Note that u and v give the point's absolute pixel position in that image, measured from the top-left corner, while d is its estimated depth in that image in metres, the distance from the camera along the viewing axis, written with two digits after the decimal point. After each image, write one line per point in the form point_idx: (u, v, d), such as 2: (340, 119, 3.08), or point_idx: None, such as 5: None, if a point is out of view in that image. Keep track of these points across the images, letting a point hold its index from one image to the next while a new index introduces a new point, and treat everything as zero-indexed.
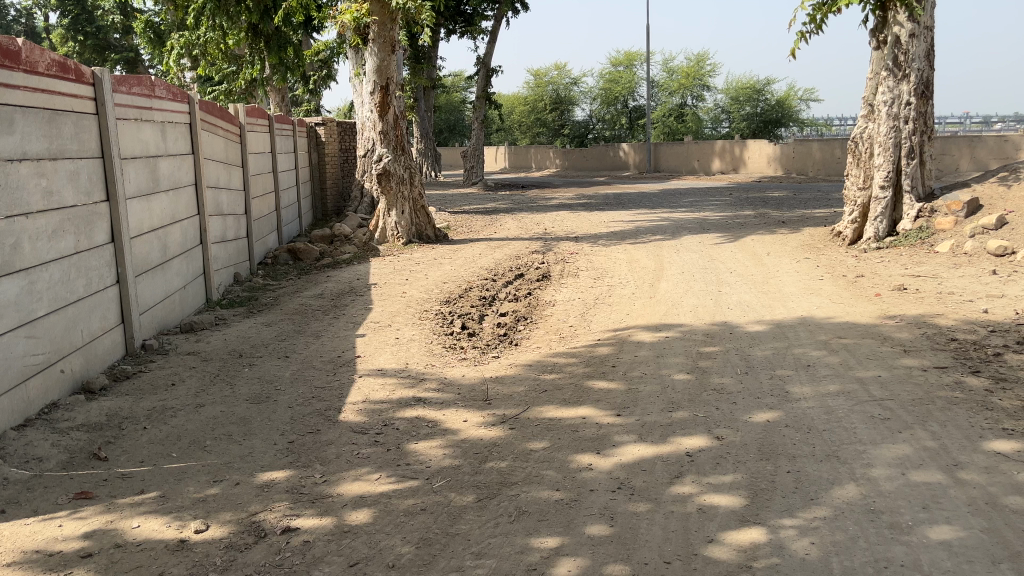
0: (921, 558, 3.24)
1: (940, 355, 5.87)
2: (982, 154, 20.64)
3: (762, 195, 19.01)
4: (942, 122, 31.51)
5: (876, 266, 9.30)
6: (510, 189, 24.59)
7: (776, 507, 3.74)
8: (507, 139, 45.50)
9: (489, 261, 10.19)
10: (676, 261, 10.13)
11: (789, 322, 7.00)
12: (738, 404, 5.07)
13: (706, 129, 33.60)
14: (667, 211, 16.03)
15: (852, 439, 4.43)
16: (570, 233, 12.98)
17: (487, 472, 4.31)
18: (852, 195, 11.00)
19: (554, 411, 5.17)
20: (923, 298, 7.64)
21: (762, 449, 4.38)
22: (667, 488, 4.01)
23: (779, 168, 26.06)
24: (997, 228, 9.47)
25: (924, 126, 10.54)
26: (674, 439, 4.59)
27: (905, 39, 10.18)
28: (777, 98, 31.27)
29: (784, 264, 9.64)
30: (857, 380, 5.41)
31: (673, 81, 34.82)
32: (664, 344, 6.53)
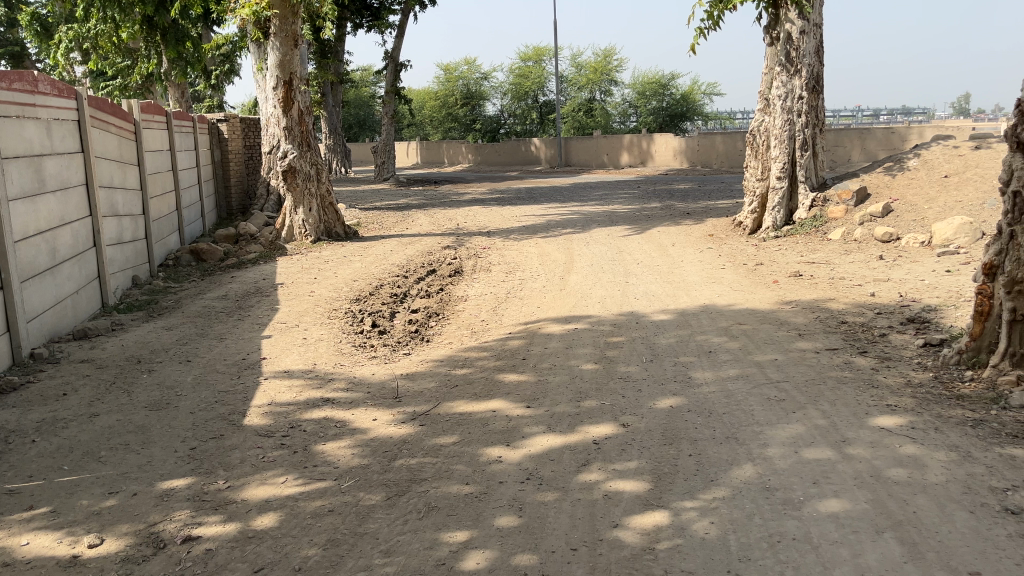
0: (810, 531, 3.41)
1: (831, 337, 6.18)
2: (872, 145, 21.70)
3: (668, 187, 19.45)
4: (836, 115, 32.96)
5: (774, 255, 9.68)
6: (422, 185, 24.42)
7: (677, 490, 3.86)
8: (418, 134, 45.11)
9: (400, 258, 10.11)
10: (585, 253, 10.29)
11: (692, 310, 7.23)
12: (643, 391, 5.20)
13: (615, 123, 34.17)
14: (577, 204, 16.25)
15: (750, 421, 4.61)
16: (482, 228, 13.02)
17: (397, 469, 4.29)
18: (751, 186, 11.41)
19: (463, 406, 5.19)
20: (817, 284, 8.00)
21: (665, 434, 4.51)
22: (574, 477, 4.08)
23: (684, 161, 26.72)
24: (884, 215, 10.03)
25: (816, 119, 10.97)
26: (582, 428, 4.68)
27: (796, 36, 10.58)
28: (682, 93, 32.05)
29: (688, 254, 9.93)
30: (755, 364, 5.62)
31: (582, 76, 35.20)
32: (572, 335, 6.63)
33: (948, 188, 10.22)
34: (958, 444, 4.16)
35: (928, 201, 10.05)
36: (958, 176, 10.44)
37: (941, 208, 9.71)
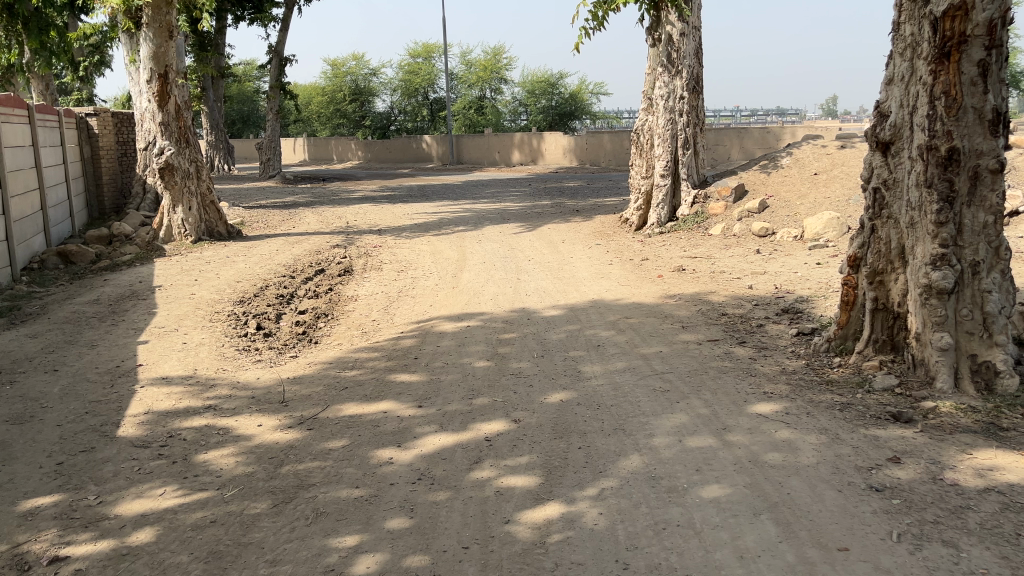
0: (693, 517, 3.52)
1: (712, 329, 6.42)
2: (749, 144, 22.70)
3: (559, 185, 19.71)
4: (716, 114, 34.31)
5: (659, 250, 9.98)
6: (310, 182, 23.87)
7: (567, 482, 3.91)
8: (305, 130, 43.94)
9: (286, 258, 9.81)
10: (477, 251, 10.31)
11: (581, 305, 7.36)
12: (534, 387, 5.25)
13: (505, 121, 34.38)
14: (469, 202, 16.26)
15: (636, 412, 4.73)
16: (372, 226, 12.83)
17: (283, 476, 4.16)
18: (637, 183, 11.77)
19: (352, 408, 5.09)
20: (699, 278, 8.30)
21: (556, 428, 4.57)
22: (466, 475, 4.07)
23: (573, 160, 27.16)
24: (760, 211, 10.52)
25: (697, 119, 11.35)
26: (474, 425, 4.68)
27: (676, 38, 10.90)
28: (570, 92, 32.54)
29: (578, 251, 10.11)
30: (641, 357, 5.78)
31: (471, 74, 35.16)
32: (464, 332, 6.62)
33: (817, 185, 10.82)
34: (827, 427, 4.41)
35: (800, 198, 10.60)
36: (826, 174, 11.06)
37: (812, 203, 10.28)
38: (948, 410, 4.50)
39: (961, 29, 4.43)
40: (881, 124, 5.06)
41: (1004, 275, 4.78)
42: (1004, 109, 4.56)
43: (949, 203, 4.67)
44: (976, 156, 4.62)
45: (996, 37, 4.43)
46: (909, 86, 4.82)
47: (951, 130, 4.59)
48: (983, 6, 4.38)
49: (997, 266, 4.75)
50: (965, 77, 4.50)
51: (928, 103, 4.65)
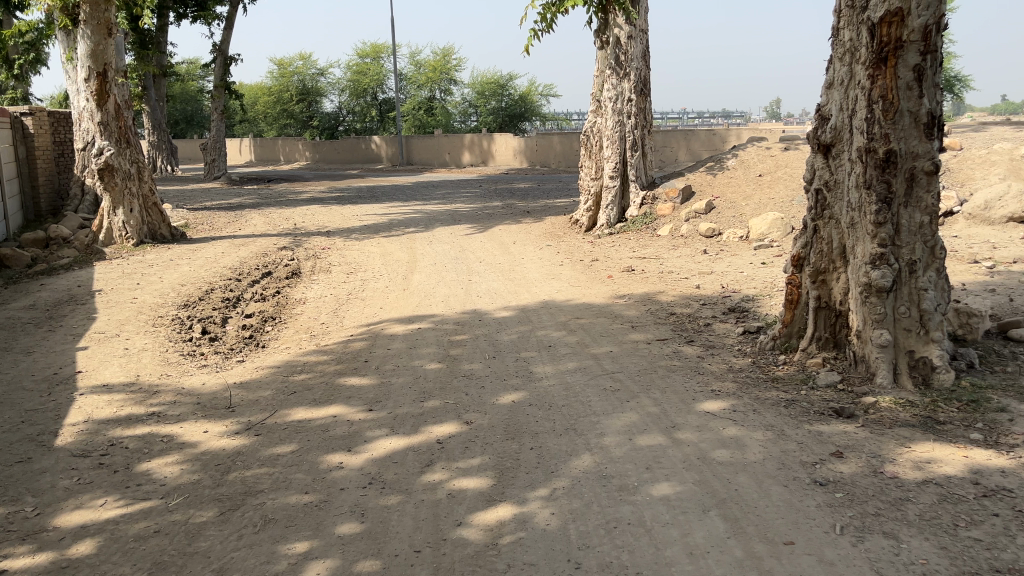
0: (644, 514, 3.56)
1: (661, 329, 6.50)
2: (696, 146, 23.05)
3: (509, 186, 19.73)
4: (664, 117, 34.76)
5: (609, 251, 10.06)
6: (257, 183, 23.47)
7: (519, 483, 3.92)
8: (251, 131, 43.18)
9: (232, 260, 9.63)
10: (427, 252, 10.26)
11: (532, 306, 7.38)
12: (485, 388, 5.24)
13: (455, 122, 34.29)
14: (420, 203, 16.18)
15: (587, 412, 4.76)
16: (321, 227, 12.67)
17: (230, 483, 4.08)
18: (586, 185, 11.83)
19: (301, 413, 5.02)
20: (648, 278, 8.40)
21: (508, 430, 4.57)
22: (417, 478, 4.05)
23: (524, 161, 27.23)
24: (706, 212, 10.69)
25: (644, 121, 11.48)
26: (425, 428, 4.65)
27: (624, 40, 11.00)
28: (520, 93, 32.61)
29: (528, 252, 10.14)
30: (591, 356, 5.82)
31: (420, 74, 34.98)
32: (415, 335, 6.58)
33: (762, 186, 11.05)
34: (773, 423, 4.50)
35: (745, 199, 10.81)
36: (771, 175, 11.30)
37: (757, 204, 10.49)
38: (887, 405, 4.64)
39: (898, 35, 4.56)
40: (822, 127, 5.19)
41: (940, 273, 4.94)
42: (939, 112, 4.71)
43: (888, 203, 4.80)
44: (913, 158, 4.77)
45: (931, 43, 4.57)
46: (849, 90, 4.94)
47: (889, 133, 4.72)
48: (918, 12, 4.51)
49: (933, 265, 4.91)
50: (901, 82, 4.64)
51: (867, 106, 4.77)
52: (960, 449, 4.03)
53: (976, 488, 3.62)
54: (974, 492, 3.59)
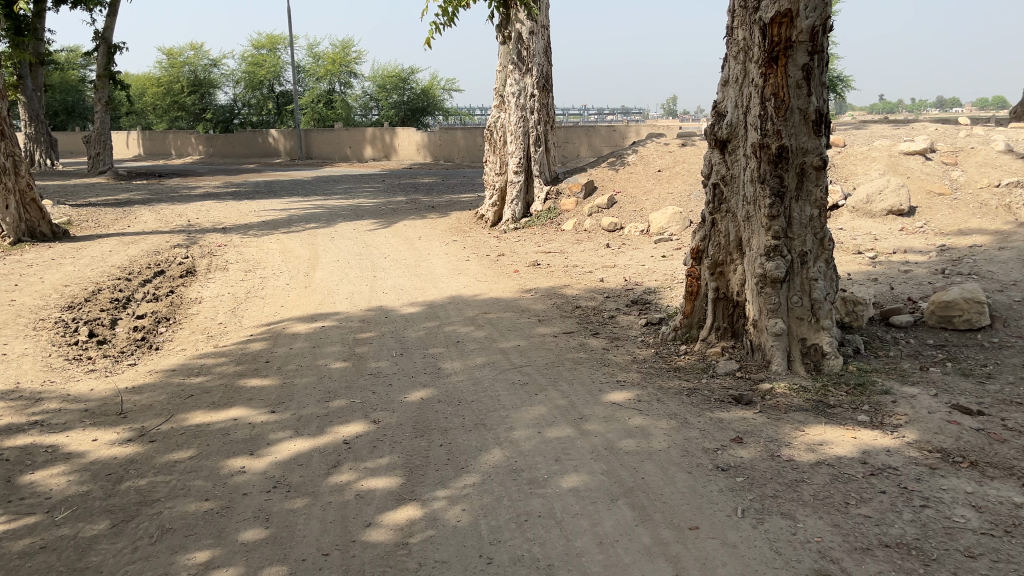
0: (554, 506, 3.59)
1: (568, 322, 6.57)
2: (597, 142, 23.44)
3: (413, 181, 19.56)
4: (565, 113, 35.26)
5: (514, 245, 10.11)
6: (146, 178, 22.41)
7: (429, 481, 3.88)
8: (139, 123, 41.18)
9: (121, 259, 9.16)
10: (330, 249, 10.05)
11: (439, 302, 7.33)
12: (392, 386, 5.17)
13: (356, 116, 33.70)
14: (321, 198, 15.82)
15: (496, 406, 4.76)
16: (217, 224, 12.21)
17: (124, 493, 3.88)
18: (490, 180, 11.78)
19: (199, 417, 4.82)
20: (553, 272, 8.48)
21: (416, 427, 4.52)
22: (324, 480, 3.95)
23: (427, 156, 27.04)
24: (609, 207, 10.93)
25: (547, 116, 11.57)
26: (331, 429, 4.54)
27: (526, 36, 11.03)
28: (421, 87, 32.33)
29: (433, 247, 10.08)
30: (499, 351, 5.82)
31: (319, 67, 34.16)
32: (319, 333, 6.43)
33: (661, 181, 11.34)
34: (677, 412, 4.62)
35: (646, 194, 11.09)
36: (669, 171, 11.62)
37: (656, 199, 10.78)
38: (783, 390, 4.84)
39: (788, 35, 4.74)
40: (718, 124, 5.35)
41: (829, 264, 5.19)
42: (825, 110, 4.93)
43: (780, 197, 5.00)
44: (803, 153, 4.98)
45: (817, 43, 4.78)
46: (743, 88, 5.12)
47: (781, 130, 4.91)
48: (806, 14, 4.70)
49: (822, 256, 5.15)
50: (792, 80, 4.83)
51: (760, 103, 4.95)
52: (850, 431, 4.25)
53: (864, 467, 3.82)
54: (862, 471, 3.79)
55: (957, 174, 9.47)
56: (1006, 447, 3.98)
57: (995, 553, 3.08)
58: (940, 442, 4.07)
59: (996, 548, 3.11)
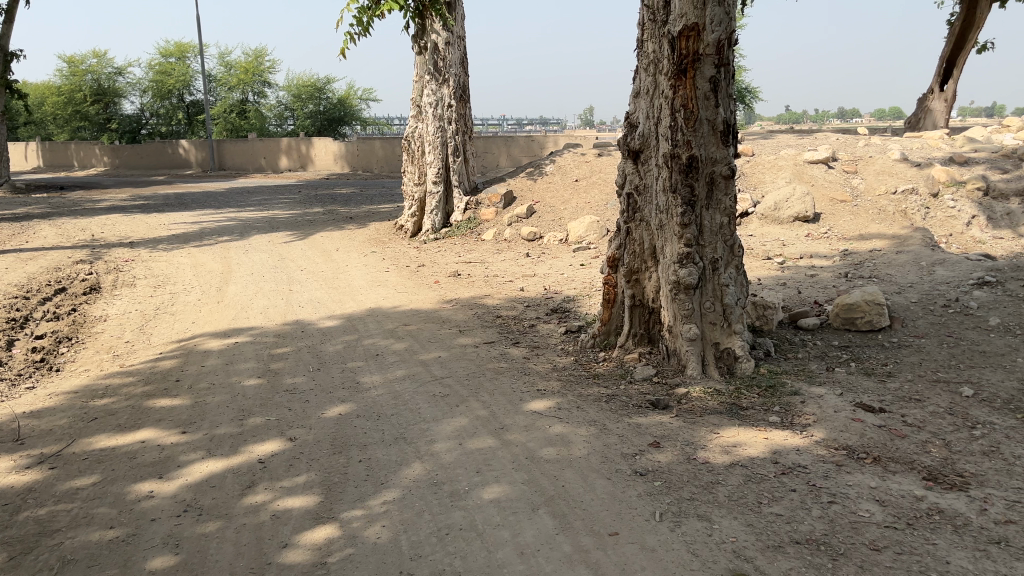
0: (475, 518, 3.57)
1: (488, 332, 6.57)
2: (516, 152, 23.57)
3: (330, 192, 19.22)
4: (484, 123, 35.37)
5: (434, 256, 10.07)
6: (45, 192, 21.37)
7: (348, 498, 3.81)
8: (37, 134, 39.32)
9: (18, 277, 8.70)
10: (244, 262, 9.78)
11: (358, 314, 7.23)
12: (310, 402, 5.06)
13: (270, 126, 32.99)
14: (234, 210, 15.40)
15: (417, 419, 4.72)
16: (123, 238, 11.74)
17: (21, 524, 3.68)
18: (409, 190, 11.71)
19: (104, 441, 4.61)
20: (474, 282, 8.47)
21: (334, 444, 4.43)
22: (238, 501, 3.83)
23: (344, 166, 26.68)
24: (527, 216, 11.01)
25: (465, 127, 11.56)
26: (246, 448, 4.41)
27: (442, 46, 10.98)
28: (338, 97, 31.94)
29: (352, 259, 9.94)
30: (420, 363, 5.77)
31: (231, 76, 33.29)
32: (232, 350, 6.24)
33: (579, 191, 11.50)
34: (596, 418, 4.67)
35: (564, 203, 11.22)
36: (586, 180, 11.79)
37: (574, 209, 10.93)
38: (698, 394, 4.95)
39: (695, 48, 4.88)
40: (631, 134, 5.45)
41: (739, 270, 5.36)
42: (732, 121, 5.09)
43: (692, 206, 5.13)
44: (712, 163, 5.12)
45: (723, 56, 4.93)
46: (654, 99, 5.23)
47: (691, 140, 5.04)
48: (712, 28, 4.85)
49: (733, 263, 5.31)
50: (700, 92, 4.96)
51: (670, 114, 5.07)
52: (761, 432, 4.38)
53: (776, 467, 3.94)
54: (774, 471, 3.91)
55: (857, 182, 9.93)
56: (906, 442, 4.18)
57: (898, 545, 3.22)
58: (846, 439, 4.24)
59: (898, 540, 3.25)
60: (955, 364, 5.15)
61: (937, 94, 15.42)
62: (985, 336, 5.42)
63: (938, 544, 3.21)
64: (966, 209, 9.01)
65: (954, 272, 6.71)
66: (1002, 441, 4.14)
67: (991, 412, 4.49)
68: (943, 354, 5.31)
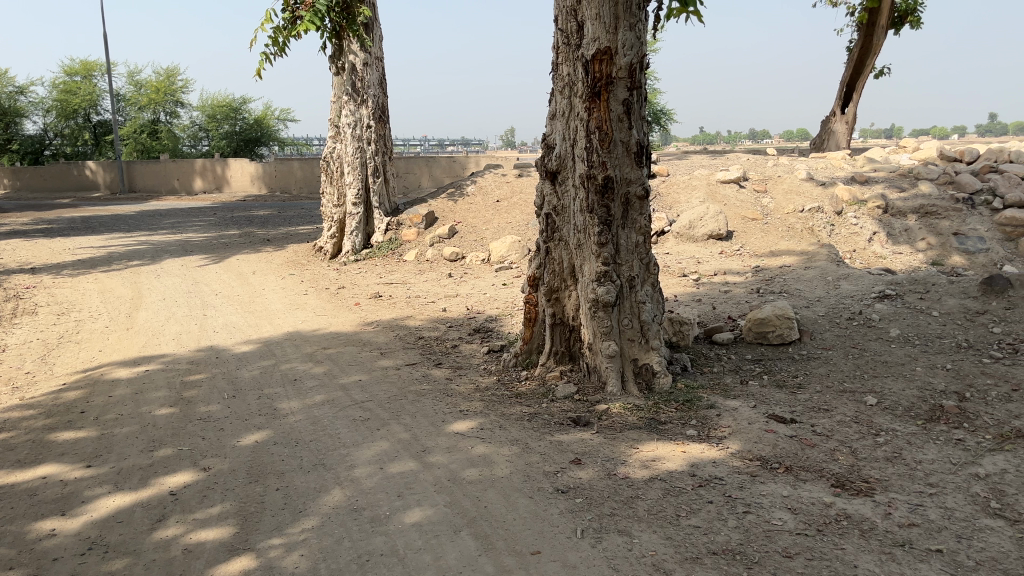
0: (396, 543, 3.52)
1: (410, 353, 6.52)
2: (438, 172, 23.59)
3: (248, 214, 18.81)
4: (406, 144, 35.29)
5: (355, 277, 9.95)
6: None
7: (264, 528, 3.70)
8: None
9: None
10: (155, 287, 9.45)
11: (275, 339, 7.07)
12: (225, 430, 4.90)
13: (184, 146, 32.10)
14: (144, 234, 14.88)
15: (336, 445, 4.63)
16: (23, 264, 11.18)
17: None
18: (329, 211, 11.55)
19: (1, 478, 4.36)
20: (395, 303, 8.41)
21: (250, 472, 4.30)
22: (147, 536, 3.68)
23: (262, 188, 26.18)
24: (449, 237, 11.01)
25: (384, 147, 11.49)
26: (156, 480, 4.24)
27: (360, 67, 10.91)
28: (255, 117, 31.39)
29: (269, 282, 9.73)
30: (339, 387, 5.67)
31: (141, 95, 32.20)
32: (142, 378, 6.00)
33: (500, 211, 11.58)
34: (518, 438, 4.68)
35: (485, 223, 11.28)
36: (507, 201, 11.89)
37: (496, 229, 11.00)
38: (618, 410, 5.03)
39: (608, 71, 4.99)
40: (548, 155, 5.51)
41: (654, 287, 5.52)
42: (645, 142, 5.23)
43: (608, 225, 5.23)
44: (627, 183, 5.25)
45: (635, 80, 5.06)
46: (570, 121, 5.31)
47: (606, 161, 5.14)
48: (624, 52, 4.98)
49: (648, 280, 5.46)
50: (614, 114, 5.07)
51: (585, 136, 5.16)
52: (679, 446, 4.47)
53: (693, 480, 4.02)
54: (692, 483, 3.99)
55: (767, 201, 10.30)
56: (816, 451, 4.33)
57: (809, 551, 3.32)
58: (760, 450, 4.36)
59: (810, 547, 3.36)
60: (860, 374, 5.39)
61: (839, 117, 16.19)
62: (887, 347, 5.69)
63: (847, 549, 3.33)
64: (868, 226, 9.47)
65: (858, 286, 7.03)
66: (903, 446, 4.35)
67: (894, 419, 4.70)
68: (849, 365, 5.54)
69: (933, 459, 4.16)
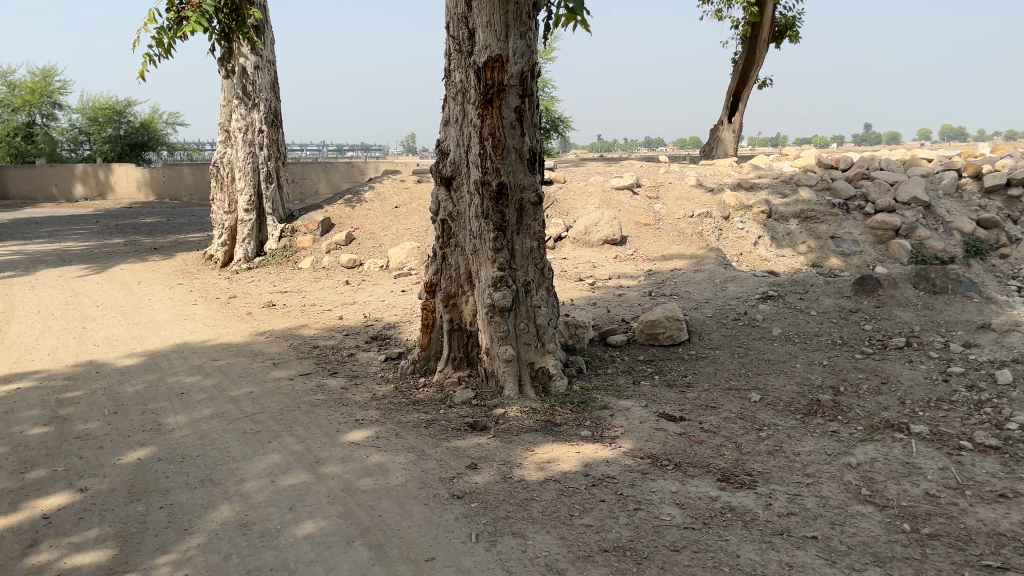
0: (287, 557, 3.44)
1: (304, 363, 6.39)
2: (335, 178, 23.19)
3: (132, 221, 17.99)
4: (303, 149, 34.57)
5: (248, 286, 9.68)
6: None
7: (146, 549, 3.54)
8: None
9: None
10: (29, 299, 8.92)
11: (161, 351, 6.79)
12: (105, 448, 4.67)
13: (63, 151, 30.38)
14: (17, 243, 14.00)
15: (225, 459, 4.49)
16: None
17: None
18: (219, 218, 11.17)
19: None
20: (289, 312, 8.22)
21: (132, 491, 4.12)
22: (17, 564, 3.47)
23: (149, 194, 25.16)
24: (346, 244, 10.86)
25: (278, 152, 11.20)
26: (27, 504, 4.00)
27: (250, 70, 10.62)
28: (141, 121, 30.17)
29: (156, 292, 9.35)
30: (229, 400, 5.50)
31: (14, 96, 30.30)
32: (13, 397, 5.64)
33: (398, 218, 11.50)
34: (414, 445, 4.65)
35: (383, 230, 11.18)
36: (405, 208, 11.82)
37: (394, 236, 10.91)
38: (514, 414, 5.07)
39: (500, 78, 5.03)
40: (443, 162, 5.50)
41: (549, 292, 5.60)
42: (538, 149, 5.31)
43: (503, 231, 5.28)
44: (520, 190, 5.31)
45: (527, 87, 5.13)
46: (464, 128, 5.33)
47: (499, 168, 5.18)
48: (515, 60, 5.04)
49: (543, 285, 5.56)
50: (506, 121, 5.12)
51: (479, 142, 5.19)
52: (574, 447, 4.54)
53: (587, 479, 4.10)
54: (585, 483, 4.06)
55: (659, 208, 10.62)
56: (703, 447, 4.49)
57: (695, 544, 3.45)
58: (651, 448, 4.49)
59: (696, 540, 3.48)
60: (745, 371, 5.63)
61: (727, 125, 16.86)
62: (770, 345, 5.97)
63: (730, 540, 3.46)
64: (753, 230, 9.89)
65: (743, 288, 7.34)
66: (784, 440, 4.56)
67: (775, 414, 4.93)
68: (735, 363, 5.78)
69: (811, 450, 4.39)
